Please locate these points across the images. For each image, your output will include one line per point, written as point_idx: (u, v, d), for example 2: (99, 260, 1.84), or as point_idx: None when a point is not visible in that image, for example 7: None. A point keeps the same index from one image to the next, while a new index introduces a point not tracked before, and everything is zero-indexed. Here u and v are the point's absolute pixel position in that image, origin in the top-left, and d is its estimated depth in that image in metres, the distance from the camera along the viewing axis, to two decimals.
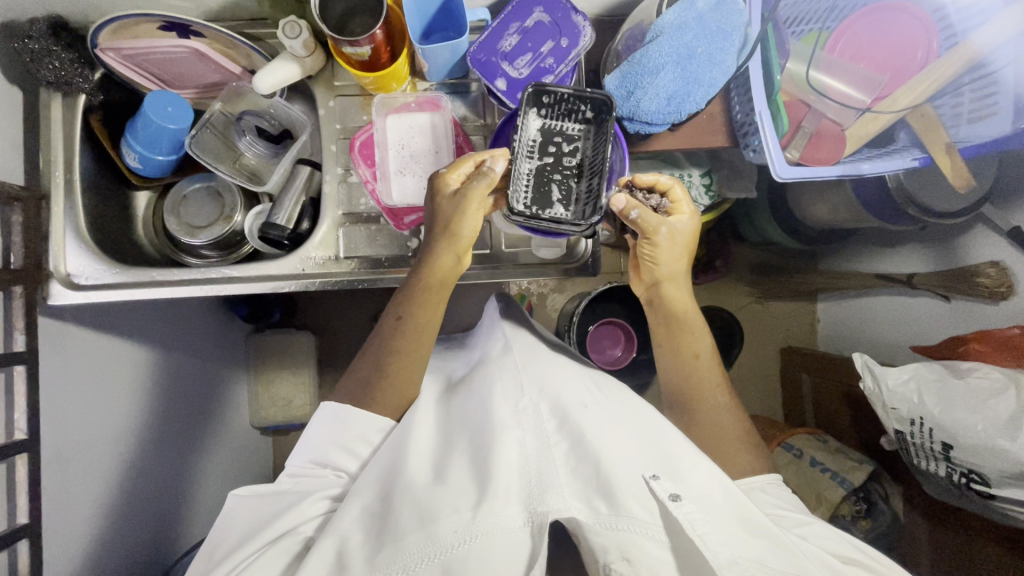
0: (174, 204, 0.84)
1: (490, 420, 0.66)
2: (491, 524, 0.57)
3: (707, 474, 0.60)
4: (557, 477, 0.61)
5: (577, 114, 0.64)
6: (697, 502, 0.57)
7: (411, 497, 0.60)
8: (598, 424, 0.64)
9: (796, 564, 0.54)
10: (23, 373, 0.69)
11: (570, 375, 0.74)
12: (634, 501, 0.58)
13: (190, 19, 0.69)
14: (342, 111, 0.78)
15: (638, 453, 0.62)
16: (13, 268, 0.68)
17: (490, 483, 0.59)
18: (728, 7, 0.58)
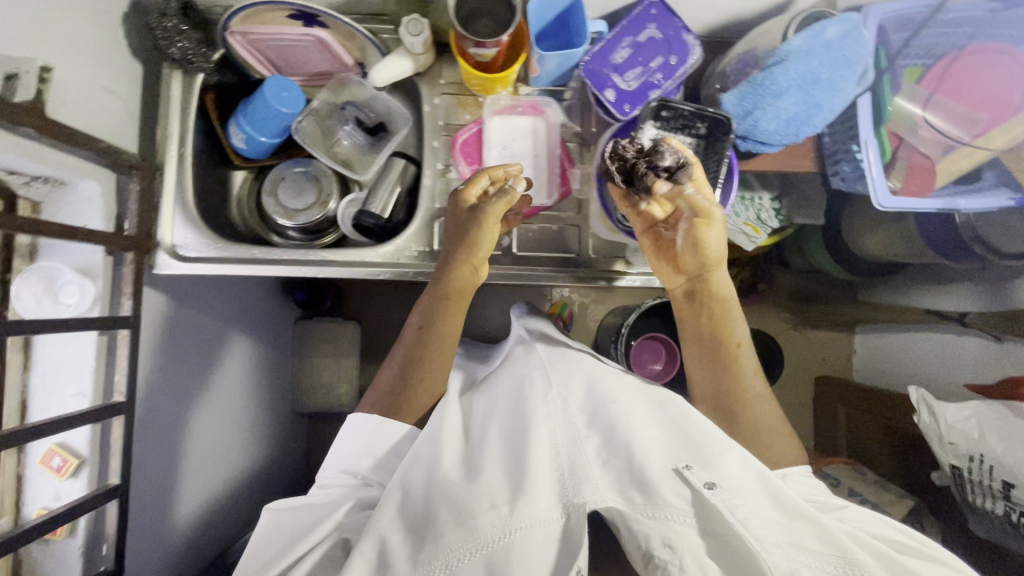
0: (273, 185, 0.86)
1: (521, 417, 0.67)
2: (528, 519, 0.55)
3: (741, 463, 0.58)
4: (590, 469, 0.60)
5: (690, 129, 0.66)
6: (736, 491, 0.55)
7: (447, 493, 0.59)
8: (628, 418, 0.64)
9: (842, 545, 0.52)
10: (126, 337, 0.72)
11: (605, 373, 0.73)
12: (665, 489, 0.56)
13: (319, 9, 0.71)
14: (445, 108, 0.80)
15: (667, 447, 0.61)
16: (127, 234, 0.71)
17: (526, 479, 0.58)
18: (856, 37, 0.59)
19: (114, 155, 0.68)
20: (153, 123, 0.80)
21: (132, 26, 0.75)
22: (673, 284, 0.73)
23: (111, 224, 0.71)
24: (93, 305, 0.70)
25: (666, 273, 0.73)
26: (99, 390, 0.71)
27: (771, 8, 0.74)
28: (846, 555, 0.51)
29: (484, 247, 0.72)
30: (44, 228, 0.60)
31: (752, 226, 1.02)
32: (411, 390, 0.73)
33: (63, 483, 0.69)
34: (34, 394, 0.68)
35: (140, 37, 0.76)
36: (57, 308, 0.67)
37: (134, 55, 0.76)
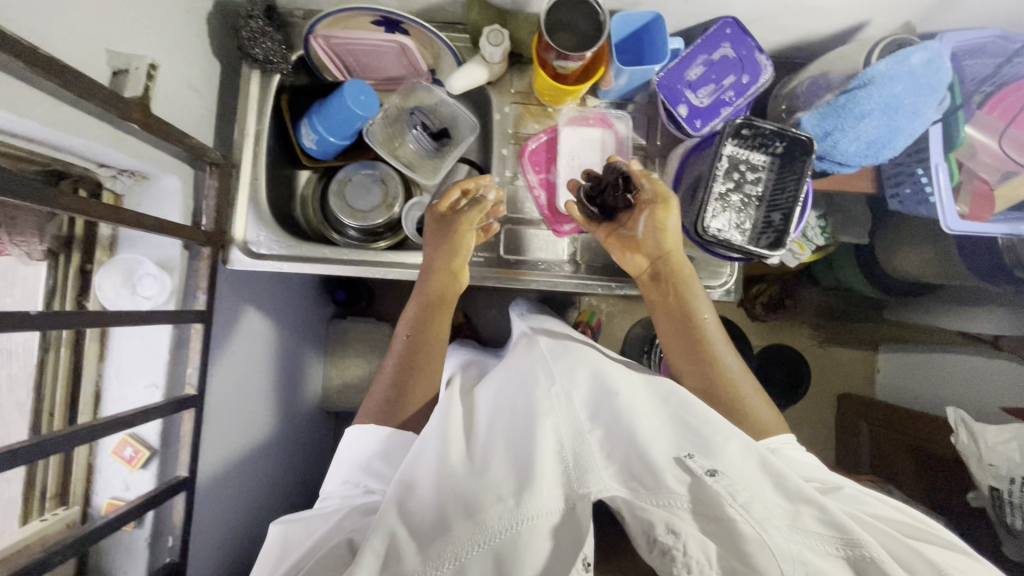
0: (339, 187, 0.86)
1: (528, 412, 0.64)
2: (534, 512, 0.53)
3: (743, 452, 0.57)
4: (594, 460, 0.57)
5: (768, 148, 0.67)
6: (736, 478, 0.54)
7: (452, 486, 0.57)
8: (633, 411, 0.62)
9: (840, 523, 0.50)
10: (200, 331, 0.72)
11: (613, 369, 0.71)
12: (664, 472, 0.54)
13: (403, 15, 0.73)
14: (515, 118, 0.82)
15: (670, 437, 0.60)
16: (206, 229, 0.72)
17: (533, 473, 0.56)
18: (939, 63, 0.61)
19: (201, 151, 0.68)
20: (227, 121, 0.81)
21: (215, 25, 0.76)
22: (638, 270, 0.76)
23: (189, 218, 0.73)
24: (169, 299, 0.71)
25: (629, 261, 0.75)
26: (170, 383, 0.72)
27: (842, 31, 0.76)
28: (845, 533, 0.49)
29: (463, 256, 0.75)
30: (140, 222, 0.61)
31: (798, 243, 1.03)
32: (408, 394, 0.73)
33: (134, 473, 0.70)
34: (110, 382, 0.70)
35: (220, 36, 0.77)
36: (135, 300, 0.70)
37: (215, 54, 0.77)
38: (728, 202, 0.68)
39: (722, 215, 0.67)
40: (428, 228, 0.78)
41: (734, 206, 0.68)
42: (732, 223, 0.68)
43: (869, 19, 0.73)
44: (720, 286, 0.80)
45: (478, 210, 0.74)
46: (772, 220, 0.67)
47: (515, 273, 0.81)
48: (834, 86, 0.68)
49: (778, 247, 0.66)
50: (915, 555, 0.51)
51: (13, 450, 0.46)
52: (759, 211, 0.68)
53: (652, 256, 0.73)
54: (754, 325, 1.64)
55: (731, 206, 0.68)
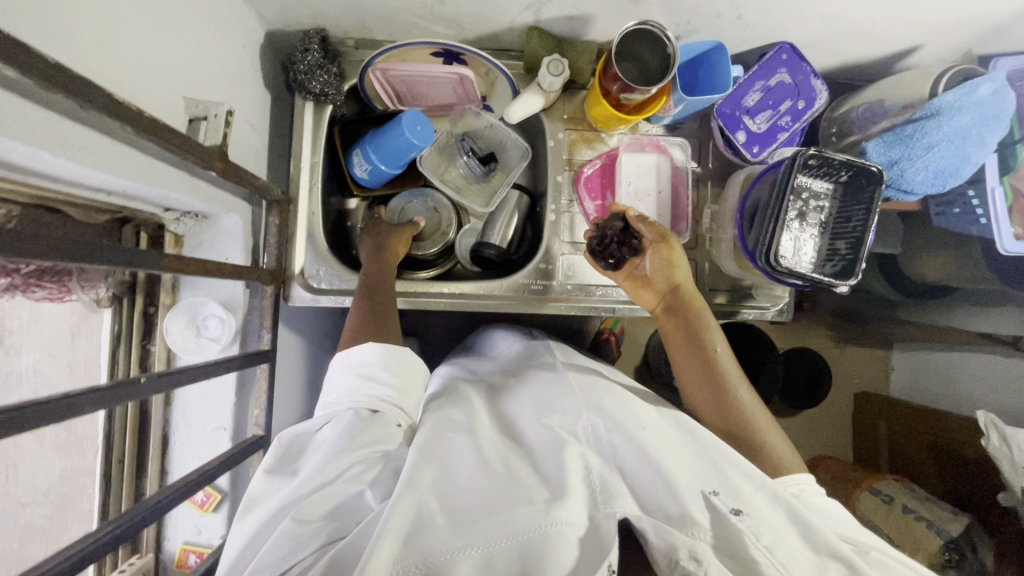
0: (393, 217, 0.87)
1: (553, 432, 0.58)
2: (563, 525, 0.47)
3: (770, 499, 0.54)
4: (621, 487, 0.53)
5: (833, 176, 0.68)
6: (761, 521, 0.51)
7: (480, 497, 0.51)
8: (661, 448, 0.56)
9: None
10: (266, 370, 0.70)
11: (635, 406, 0.64)
12: (687, 505, 0.50)
13: (462, 46, 0.72)
14: (568, 143, 0.82)
15: (696, 470, 0.56)
16: (270, 267, 0.71)
17: (566, 483, 0.51)
18: (1005, 92, 0.62)
19: (265, 190, 0.67)
20: (278, 153, 0.80)
21: (267, 57, 0.75)
22: (651, 306, 0.73)
23: (249, 257, 0.71)
24: (233, 340, 0.70)
25: (642, 297, 0.73)
26: (237, 425, 0.70)
27: (892, 55, 0.77)
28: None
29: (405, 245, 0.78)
30: (219, 271, 0.60)
31: None
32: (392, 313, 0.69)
33: (204, 517, 0.69)
34: (177, 426, 0.69)
35: (272, 68, 0.76)
36: (202, 342, 0.68)
37: (267, 86, 0.76)
38: (793, 225, 0.67)
39: (789, 238, 0.67)
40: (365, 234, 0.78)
41: (799, 227, 0.68)
42: (795, 244, 0.67)
43: (920, 44, 0.74)
44: (771, 307, 0.83)
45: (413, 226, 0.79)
46: (837, 247, 0.68)
47: (572, 298, 0.81)
48: (893, 113, 0.70)
49: (850, 274, 0.67)
50: None
51: (116, 532, 0.44)
52: (823, 236, 0.68)
53: (665, 292, 0.71)
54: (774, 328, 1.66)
55: (801, 233, 0.68)
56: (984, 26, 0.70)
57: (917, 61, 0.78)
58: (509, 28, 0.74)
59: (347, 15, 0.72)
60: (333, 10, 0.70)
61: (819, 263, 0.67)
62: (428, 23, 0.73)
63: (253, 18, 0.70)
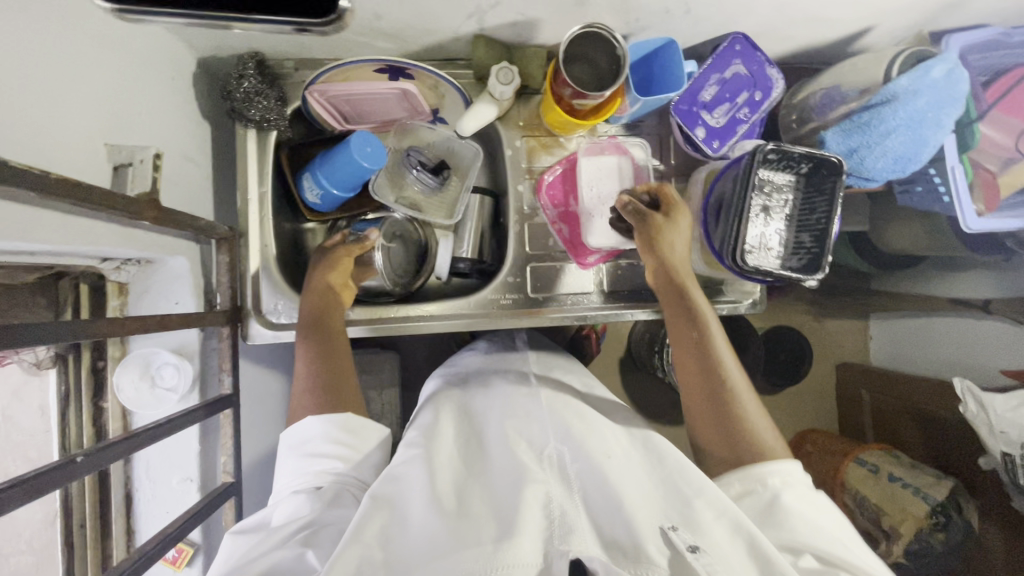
0: None
1: (516, 465, 0.57)
2: (512, 565, 0.45)
3: (730, 530, 0.52)
4: (581, 522, 0.51)
5: (794, 169, 0.66)
6: (720, 560, 0.49)
7: (431, 536, 0.48)
8: (623, 473, 0.57)
9: None
10: (230, 416, 0.67)
11: (603, 427, 0.66)
12: (641, 537, 0.49)
13: (406, 60, 0.69)
14: (526, 151, 0.80)
15: (658, 503, 0.56)
16: (223, 309, 0.67)
17: (517, 518, 0.49)
18: (959, 73, 0.61)
19: (209, 230, 0.64)
20: (225, 184, 0.76)
21: (201, 86, 0.71)
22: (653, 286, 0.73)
23: (201, 300, 0.68)
24: (192, 388, 0.67)
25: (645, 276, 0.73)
26: (205, 475, 0.68)
27: (846, 37, 0.76)
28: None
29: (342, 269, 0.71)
30: (167, 324, 0.56)
31: None
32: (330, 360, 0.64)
33: (178, 573, 0.66)
34: (141, 483, 0.66)
35: (207, 96, 0.72)
36: (158, 394, 0.65)
37: (204, 117, 0.72)
38: (753, 220, 0.66)
39: (750, 234, 0.66)
40: (313, 257, 0.73)
41: (758, 222, 0.66)
42: (757, 240, 0.66)
43: (873, 25, 0.73)
44: (744, 301, 0.82)
45: (349, 249, 0.71)
46: (801, 242, 0.67)
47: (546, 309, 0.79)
48: (850, 98, 0.68)
49: (814, 269, 0.65)
50: None
51: None
52: (786, 230, 0.67)
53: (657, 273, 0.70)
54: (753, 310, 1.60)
55: (761, 228, 0.67)
56: (936, 4, 0.69)
57: (871, 41, 0.77)
58: (454, 38, 0.70)
59: (281, 37, 0.68)
60: (264, 32, 0.66)
61: (781, 259, 0.66)
62: (367, 38, 0.70)
63: (179, 48, 0.66)
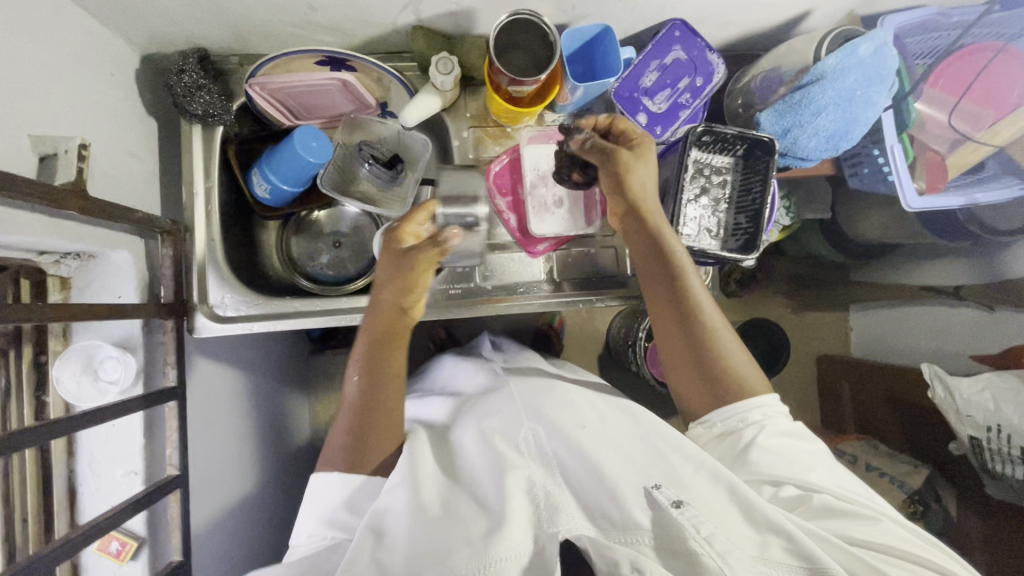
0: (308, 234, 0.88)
1: (499, 458, 0.61)
2: (504, 556, 0.52)
3: (710, 480, 0.56)
4: (566, 501, 0.57)
5: (731, 150, 0.67)
6: (704, 510, 0.53)
7: (422, 530, 0.55)
8: (597, 441, 0.61)
9: (811, 554, 0.48)
10: (175, 408, 0.68)
11: (573, 398, 0.69)
12: (630, 510, 0.54)
13: (346, 52, 0.70)
14: (472, 142, 0.81)
15: (639, 464, 0.59)
16: (165, 302, 0.68)
17: (505, 513, 0.54)
18: (886, 51, 0.62)
19: (148, 223, 0.65)
20: (172, 180, 0.77)
21: (145, 81, 0.72)
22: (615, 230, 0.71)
23: (145, 293, 0.69)
24: (136, 380, 0.67)
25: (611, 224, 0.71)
26: (150, 467, 0.68)
27: (786, 22, 0.77)
28: (813, 563, 0.48)
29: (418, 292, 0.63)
30: (92, 313, 0.57)
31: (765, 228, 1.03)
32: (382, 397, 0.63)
33: (123, 567, 0.67)
34: (85, 478, 0.66)
35: (153, 92, 0.73)
36: (100, 388, 0.65)
37: (150, 113, 0.73)
38: (688, 202, 0.68)
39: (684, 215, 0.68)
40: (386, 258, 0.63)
41: (693, 204, 0.68)
42: (690, 222, 0.68)
43: (810, 9, 0.74)
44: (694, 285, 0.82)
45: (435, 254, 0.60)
46: (738, 223, 0.68)
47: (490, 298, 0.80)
48: (787, 80, 0.69)
49: (749, 249, 0.66)
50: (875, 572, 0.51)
51: None
52: (725, 211, 0.68)
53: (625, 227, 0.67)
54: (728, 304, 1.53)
55: (699, 211, 0.68)
56: None
57: (811, 25, 0.78)
58: (393, 29, 0.72)
59: (221, 31, 0.69)
60: (203, 26, 0.68)
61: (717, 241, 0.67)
62: (307, 32, 0.71)
63: (120, 44, 0.67)
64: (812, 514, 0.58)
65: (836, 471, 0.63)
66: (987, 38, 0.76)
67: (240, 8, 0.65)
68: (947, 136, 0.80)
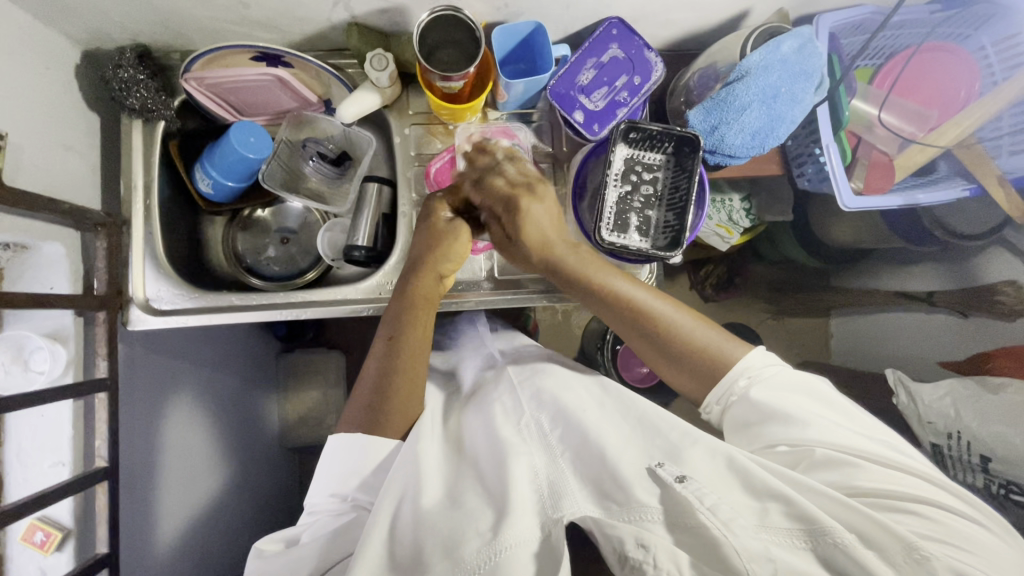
0: (259, 232, 0.89)
1: (497, 440, 0.61)
2: (513, 539, 0.50)
3: (709, 454, 0.55)
4: (569, 484, 0.56)
5: (661, 148, 0.68)
6: (707, 483, 0.52)
7: (427, 523, 0.54)
8: (601, 424, 0.61)
9: (805, 514, 0.48)
10: (105, 400, 0.69)
11: (573, 383, 0.70)
12: (634, 488, 0.52)
13: (282, 48, 0.71)
14: (415, 139, 0.81)
15: (641, 446, 0.59)
16: (97, 294, 0.69)
17: (507, 499, 0.53)
18: (810, 49, 0.63)
19: (78, 214, 0.66)
20: (114, 174, 0.78)
21: (87, 77, 0.73)
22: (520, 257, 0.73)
23: (79, 285, 0.69)
24: (65, 370, 0.67)
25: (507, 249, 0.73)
26: (79, 457, 0.68)
27: (725, 21, 0.76)
28: (811, 523, 0.48)
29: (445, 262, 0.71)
30: (5, 301, 0.56)
31: (723, 229, 1.00)
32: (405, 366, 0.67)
33: (48, 558, 0.67)
34: (12, 467, 0.67)
35: (95, 87, 0.74)
36: (28, 378, 0.65)
37: (91, 107, 0.74)
38: (615, 201, 0.69)
39: (609, 213, 0.69)
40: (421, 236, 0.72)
41: (620, 203, 0.69)
42: (615, 219, 0.69)
43: (746, 8, 0.74)
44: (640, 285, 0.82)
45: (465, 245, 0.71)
46: (668, 220, 0.68)
47: None
48: (722, 76, 0.69)
49: (675, 247, 0.66)
50: (883, 531, 0.48)
51: None
52: (657, 208, 0.69)
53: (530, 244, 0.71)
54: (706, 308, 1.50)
55: (630, 207, 0.69)
56: None
57: (752, 25, 0.78)
58: (329, 26, 0.72)
59: (158, 28, 0.70)
60: (138, 22, 0.69)
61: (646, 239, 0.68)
62: (245, 29, 0.72)
63: (59, 40, 0.68)
64: (811, 469, 0.57)
65: (834, 416, 0.60)
66: (916, 40, 0.76)
67: (170, 4, 0.66)
68: (892, 138, 0.79)
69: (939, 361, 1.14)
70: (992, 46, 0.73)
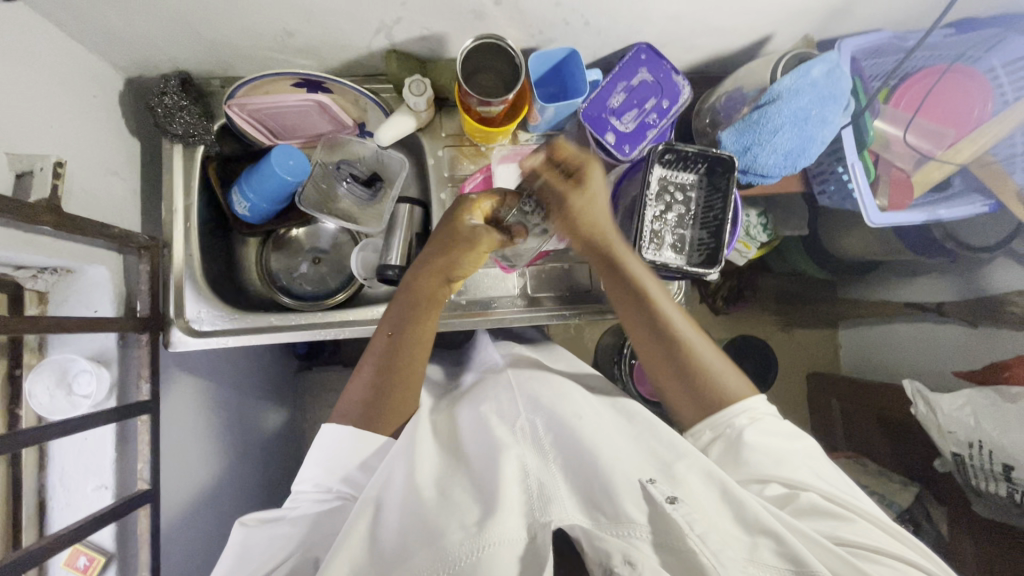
0: (291, 252, 0.91)
1: (491, 441, 0.60)
2: (495, 541, 0.49)
3: (705, 478, 0.54)
4: (559, 489, 0.55)
5: (694, 169, 0.71)
6: (697, 506, 0.51)
7: (416, 513, 0.53)
8: (596, 435, 0.60)
9: (798, 557, 0.48)
10: (147, 422, 0.69)
11: (572, 390, 0.69)
12: (625, 506, 0.52)
13: (323, 75, 0.73)
14: (447, 161, 0.83)
15: (637, 461, 0.58)
16: (142, 316, 0.69)
17: (498, 497, 0.52)
18: (838, 74, 0.66)
19: (124, 238, 0.66)
20: (150, 197, 0.79)
21: (129, 104, 0.75)
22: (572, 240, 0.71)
23: (123, 307, 0.69)
24: (109, 394, 0.68)
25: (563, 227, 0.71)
26: (121, 481, 0.68)
27: (748, 46, 0.79)
28: (802, 566, 0.47)
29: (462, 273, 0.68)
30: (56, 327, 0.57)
31: (741, 243, 1.02)
32: (400, 372, 0.65)
33: None
34: (55, 492, 0.67)
35: (137, 114, 0.76)
36: (73, 402, 0.65)
37: (133, 133, 0.75)
38: (652, 219, 0.71)
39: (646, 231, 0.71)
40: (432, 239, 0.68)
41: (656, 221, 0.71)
42: (652, 237, 0.71)
43: (770, 34, 0.77)
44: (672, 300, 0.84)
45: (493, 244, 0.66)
46: (700, 238, 0.71)
47: (465, 312, 0.81)
48: (750, 99, 0.71)
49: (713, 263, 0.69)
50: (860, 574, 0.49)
51: None
52: (691, 225, 0.72)
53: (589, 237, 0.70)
54: (717, 321, 1.50)
55: (665, 226, 0.72)
56: (824, 12, 0.73)
57: (775, 49, 0.80)
58: (369, 53, 0.74)
59: (203, 56, 0.72)
60: (185, 51, 0.71)
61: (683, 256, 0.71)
62: (287, 57, 0.74)
63: (105, 68, 0.70)
64: (799, 513, 0.56)
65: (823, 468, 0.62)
66: (944, 61, 0.79)
67: (219, 34, 0.68)
68: (910, 155, 0.81)
69: (952, 369, 1.15)
70: (999, 66, 0.77)
